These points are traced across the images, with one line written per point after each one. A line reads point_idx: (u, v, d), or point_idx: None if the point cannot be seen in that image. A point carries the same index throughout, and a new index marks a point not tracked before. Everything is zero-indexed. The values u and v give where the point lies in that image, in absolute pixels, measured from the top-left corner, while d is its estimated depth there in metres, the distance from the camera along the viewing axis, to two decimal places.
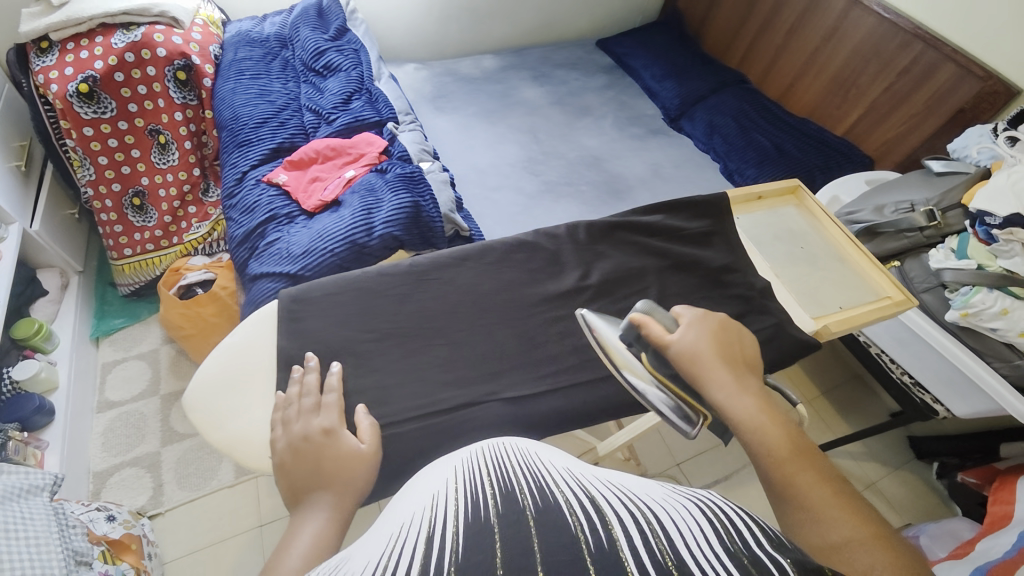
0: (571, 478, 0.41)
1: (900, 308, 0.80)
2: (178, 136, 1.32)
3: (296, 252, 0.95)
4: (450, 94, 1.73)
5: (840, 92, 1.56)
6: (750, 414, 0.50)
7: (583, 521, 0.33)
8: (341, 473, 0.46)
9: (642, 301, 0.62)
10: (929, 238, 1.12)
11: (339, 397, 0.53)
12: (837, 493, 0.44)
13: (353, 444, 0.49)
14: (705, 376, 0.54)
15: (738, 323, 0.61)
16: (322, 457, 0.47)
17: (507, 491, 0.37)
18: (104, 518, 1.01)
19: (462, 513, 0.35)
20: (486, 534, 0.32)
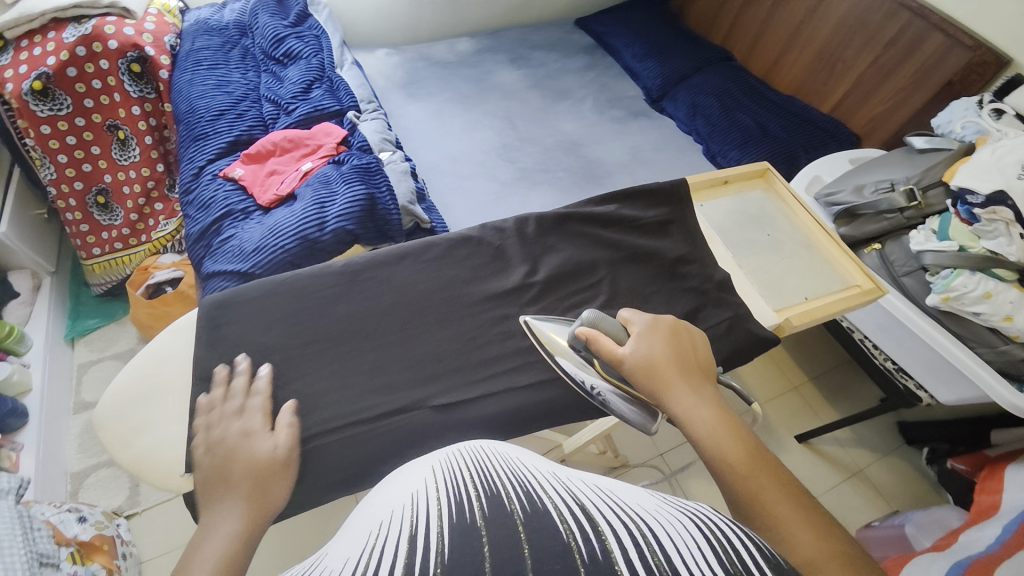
0: (559, 481, 0.39)
1: (868, 297, 0.76)
2: (137, 131, 1.29)
3: (247, 250, 0.93)
4: (423, 80, 1.67)
5: (826, 67, 1.50)
6: (709, 428, 0.46)
7: (574, 528, 0.30)
8: (254, 475, 0.45)
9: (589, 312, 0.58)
10: (909, 220, 1.07)
11: (267, 398, 0.53)
12: (802, 508, 0.39)
13: (269, 447, 0.48)
14: (661, 386, 0.51)
15: (690, 324, 0.59)
16: (233, 458, 0.46)
17: (492, 495, 0.35)
18: (75, 519, 0.99)
19: (445, 514, 0.33)
20: (472, 538, 0.30)
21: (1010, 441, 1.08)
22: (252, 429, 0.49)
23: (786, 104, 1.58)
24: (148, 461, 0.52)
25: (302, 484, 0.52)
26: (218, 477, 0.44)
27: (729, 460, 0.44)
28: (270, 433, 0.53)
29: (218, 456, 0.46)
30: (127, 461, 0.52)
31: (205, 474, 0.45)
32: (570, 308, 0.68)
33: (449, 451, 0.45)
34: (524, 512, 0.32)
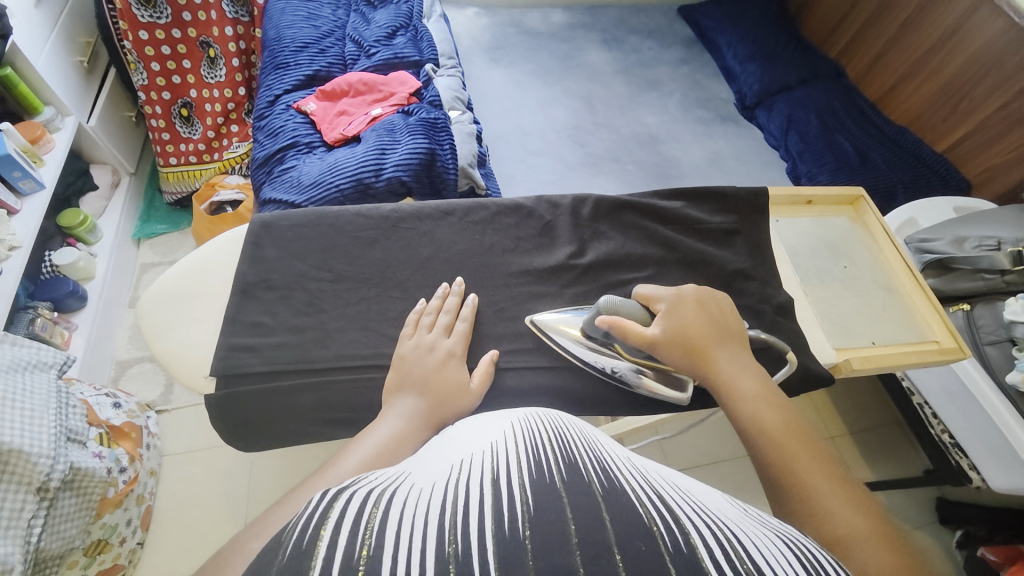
0: (637, 467, 0.38)
1: (946, 357, 0.68)
2: (227, 51, 1.34)
3: (305, 182, 0.94)
4: (510, 46, 1.63)
5: (950, 101, 1.33)
6: (747, 400, 0.49)
7: (657, 516, 0.30)
8: (445, 395, 0.51)
9: (602, 298, 0.55)
10: (1010, 285, 0.95)
11: (469, 327, 0.57)
12: (838, 483, 0.42)
13: (464, 378, 0.53)
14: (698, 356, 0.52)
15: (714, 290, 0.58)
16: (436, 374, 0.52)
17: (570, 463, 0.35)
18: (110, 404, 1.06)
19: (524, 468, 0.33)
20: (553, 497, 0.30)
21: None
22: (450, 355, 0.54)
23: (897, 135, 1.44)
24: (179, 359, 0.53)
25: (308, 415, 0.52)
26: (412, 387, 0.50)
27: (765, 432, 0.47)
28: (288, 356, 0.53)
29: (423, 366, 0.52)
30: (158, 352, 0.53)
31: (399, 374, 0.52)
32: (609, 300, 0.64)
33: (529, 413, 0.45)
34: (604, 487, 0.32)
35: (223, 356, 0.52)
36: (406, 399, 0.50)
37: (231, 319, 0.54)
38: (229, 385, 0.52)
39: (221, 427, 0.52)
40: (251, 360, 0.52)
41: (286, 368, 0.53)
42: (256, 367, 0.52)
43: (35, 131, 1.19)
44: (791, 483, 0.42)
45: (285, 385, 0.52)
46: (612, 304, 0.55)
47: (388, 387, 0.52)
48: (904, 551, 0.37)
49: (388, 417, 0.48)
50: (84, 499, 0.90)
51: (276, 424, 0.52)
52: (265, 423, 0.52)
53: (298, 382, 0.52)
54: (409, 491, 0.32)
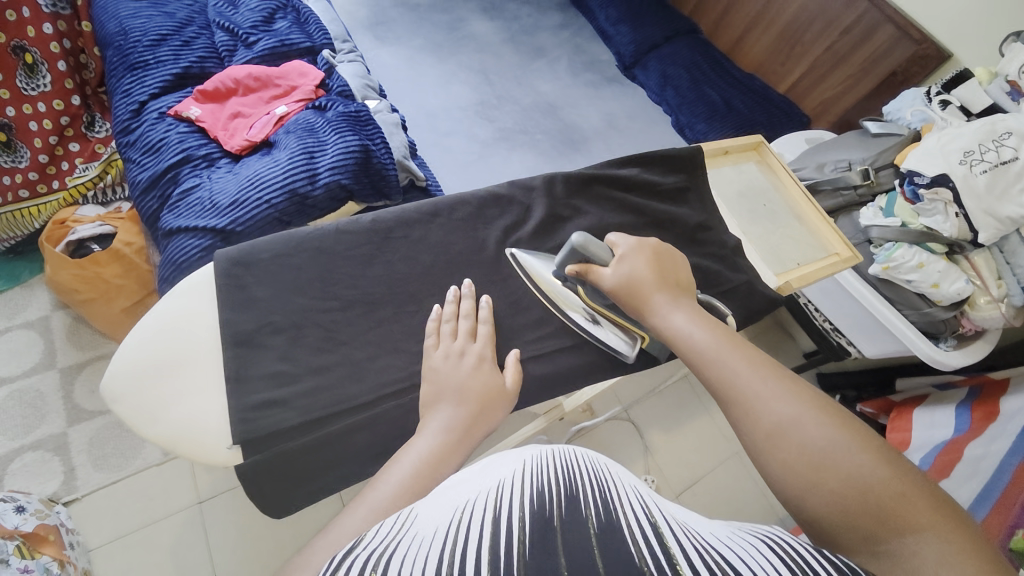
0: (639, 495, 0.38)
1: (846, 265, 0.85)
2: (49, 54, 1.07)
3: (223, 202, 0.81)
4: (392, 21, 1.53)
5: (786, 48, 1.59)
6: (679, 328, 0.52)
7: (646, 551, 0.29)
8: (487, 399, 0.49)
9: (575, 234, 0.56)
10: (861, 197, 1.19)
11: (491, 328, 0.55)
12: (767, 369, 0.47)
13: (499, 380, 0.52)
14: (640, 305, 0.55)
15: (672, 251, 0.60)
16: (472, 378, 0.50)
17: (571, 496, 0.34)
18: (12, 509, 0.84)
19: (530, 509, 0.31)
20: (550, 544, 0.28)
21: (911, 387, 1.30)
22: (482, 359, 0.52)
23: (747, 81, 1.67)
24: (185, 436, 0.46)
25: (359, 455, 0.49)
26: (448, 398, 0.48)
27: (700, 356, 0.50)
28: (321, 402, 0.48)
29: (456, 375, 0.50)
30: (155, 438, 0.46)
31: (434, 386, 0.50)
32: None
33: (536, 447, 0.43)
34: (599, 526, 0.30)
35: (242, 419, 0.46)
36: (441, 412, 0.48)
37: (237, 377, 0.47)
38: (257, 449, 0.46)
39: (255, 495, 0.46)
40: (285, 415, 0.47)
41: (326, 414, 0.48)
42: (290, 422, 0.47)
43: None
44: (736, 394, 0.46)
45: (330, 432, 0.48)
46: (584, 241, 0.56)
47: (424, 401, 0.50)
48: (844, 417, 0.42)
49: (419, 438, 0.45)
50: None
51: (316, 478, 0.48)
52: (306, 480, 0.48)
53: (340, 426, 0.48)
54: (413, 541, 0.30)
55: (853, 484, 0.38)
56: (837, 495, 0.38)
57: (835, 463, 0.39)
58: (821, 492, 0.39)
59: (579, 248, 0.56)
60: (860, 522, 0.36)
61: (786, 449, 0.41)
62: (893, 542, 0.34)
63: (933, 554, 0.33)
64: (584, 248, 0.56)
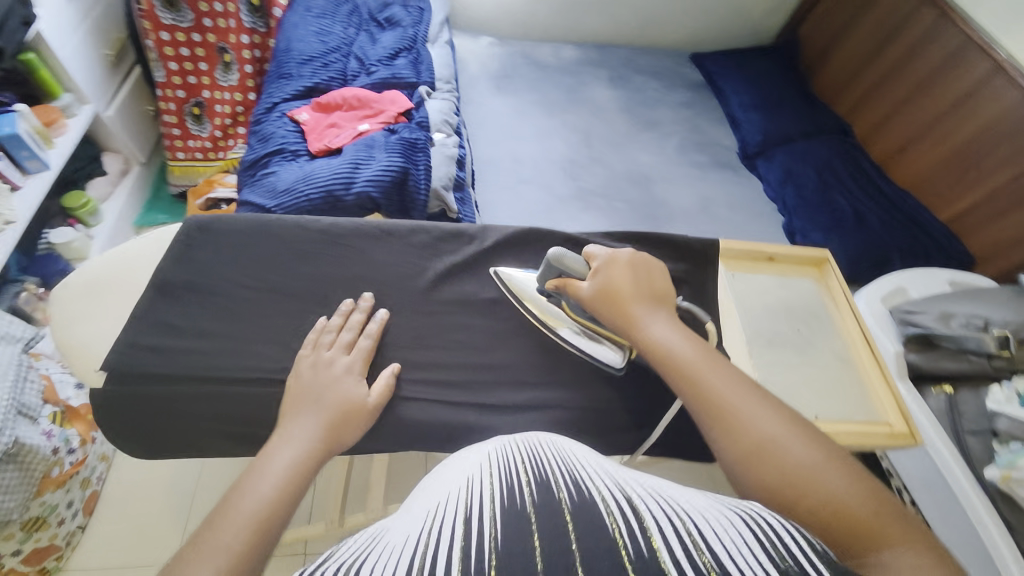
0: (608, 475, 0.42)
1: (893, 442, 0.65)
2: (241, 57, 1.38)
3: (279, 188, 0.96)
4: (516, 75, 1.62)
5: (956, 169, 1.30)
6: (665, 340, 0.54)
7: (622, 527, 0.34)
8: (342, 409, 0.51)
9: (552, 250, 0.61)
10: (995, 370, 0.91)
11: (372, 345, 0.57)
12: (747, 390, 0.50)
13: (362, 393, 0.53)
14: (621, 314, 0.56)
15: (645, 257, 0.60)
16: (331, 387, 0.52)
17: (543, 480, 0.39)
18: (72, 384, 1.10)
19: (499, 499, 0.37)
20: (524, 529, 0.33)
21: None
22: (346, 371, 0.54)
23: (898, 200, 1.39)
24: (80, 346, 0.56)
25: (200, 424, 0.53)
26: (308, 406, 0.50)
27: (685, 371, 0.52)
28: (195, 362, 0.55)
29: (319, 381, 0.52)
30: (61, 340, 0.57)
31: (293, 392, 0.52)
32: (537, 339, 0.64)
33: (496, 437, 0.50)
34: (572, 502, 0.36)
35: (125, 352, 0.54)
36: (304, 414, 0.50)
37: (139, 317, 0.56)
38: (122, 382, 0.53)
39: (104, 423, 0.52)
40: (153, 359, 0.54)
41: (193, 374, 0.54)
42: (156, 368, 0.54)
43: (50, 114, 1.29)
44: (723, 414, 0.48)
45: (187, 392, 0.53)
46: (560, 254, 0.60)
47: (291, 402, 0.51)
48: (821, 439, 0.46)
49: (289, 434, 0.48)
50: (25, 474, 0.93)
51: (158, 429, 0.53)
52: (161, 429, 0.53)
53: (199, 390, 0.54)
54: (383, 544, 0.35)
55: (833, 504, 0.40)
56: (821, 514, 0.40)
57: (816, 480, 0.42)
58: (806, 511, 0.41)
59: (556, 261, 0.61)
60: (840, 538, 0.39)
61: (771, 467, 0.44)
62: (873, 557, 0.36)
63: (909, 563, 0.35)
64: (560, 259, 0.60)
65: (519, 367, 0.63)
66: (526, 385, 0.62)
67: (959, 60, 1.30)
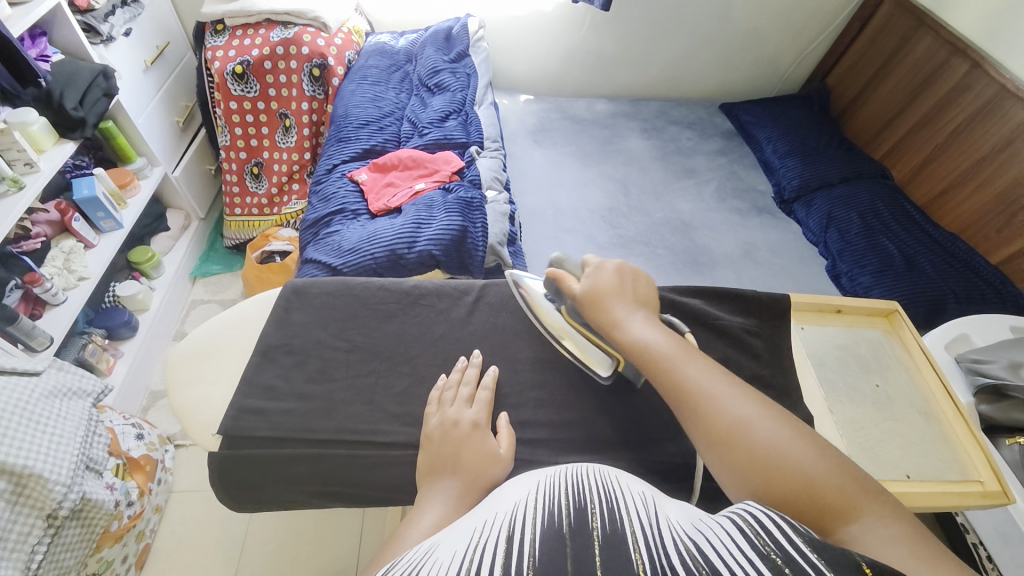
0: (643, 506, 0.43)
1: (988, 502, 0.61)
2: (300, 122, 1.49)
3: (345, 247, 1.01)
4: (553, 129, 1.70)
5: (1004, 213, 1.30)
6: (644, 330, 0.55)
7: (645, 554, 0.34)
8: (478, 466, 0.52)
9: (558, 252, 0.65)
10: None
11: (490, 396, 0.60)
12: (717, 374, 0.51)
13: (493, 445, 0.55)
14: (603, 314, 0.57)
15: (635, 266, 0.62)
16: (464, 447, 0.53)
17: (578, 509, 0.41)
18: (133, 435, 1.15)
19: (539, 526, 0.38)
20: (557, 548, 0.35)
21: None
22: (475, 425, 0.56)
23: (946, 242, 1.38)
24: (189, 410, 0.59)
25: (300, 485, 0.56)
26: (450, 469, 0.51)
27: (660, 364, 0.52)
28: (293, 423, 0.57)
29: (451, 442, 0.54)
30: (175, 404, 0.60)
31: (430, 459, 0.54)
32: (616, 397, 0.65)
33: (553, 469, 0.52)
34: (601, 532, 0.37)
35: (234, 415, 0.57)
36: (443, 482, 0.50)
37: (248, 380, 0.60)
38: (231, 445, 0.56)
39: (219, 486, 0.55)
40: (258, 423, 0.57)
41: (288, 436, 0.57)
42: (261, 432, 0.56)
43: (125, 177, 1.39)
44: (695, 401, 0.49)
45: (284, 454, 0.56)
46: (562, 259, 0.65)
47: (422, 470, 0.53)
48: (787, 416, 0.48)
49: (430, 505, 0.48)
50: (87, 530, 0.95)
51: (272, 489, 0.56)
52: (257, 487, 0.56)
53: (297, 453, 0.56)
54: (435, 560, 0.36)
55: (805, 481, 0.42)
56: (790, 495, 0.42)
57: (783, 458, 0.44)
58: (776, 491, 0.43)
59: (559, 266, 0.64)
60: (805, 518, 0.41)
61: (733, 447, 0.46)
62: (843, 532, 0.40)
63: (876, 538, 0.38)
64: (560, 264, 0.64)
65: (602, 426, 0.63)
66: (604, 445, 0.61)
67: (994, 108, 1.32)
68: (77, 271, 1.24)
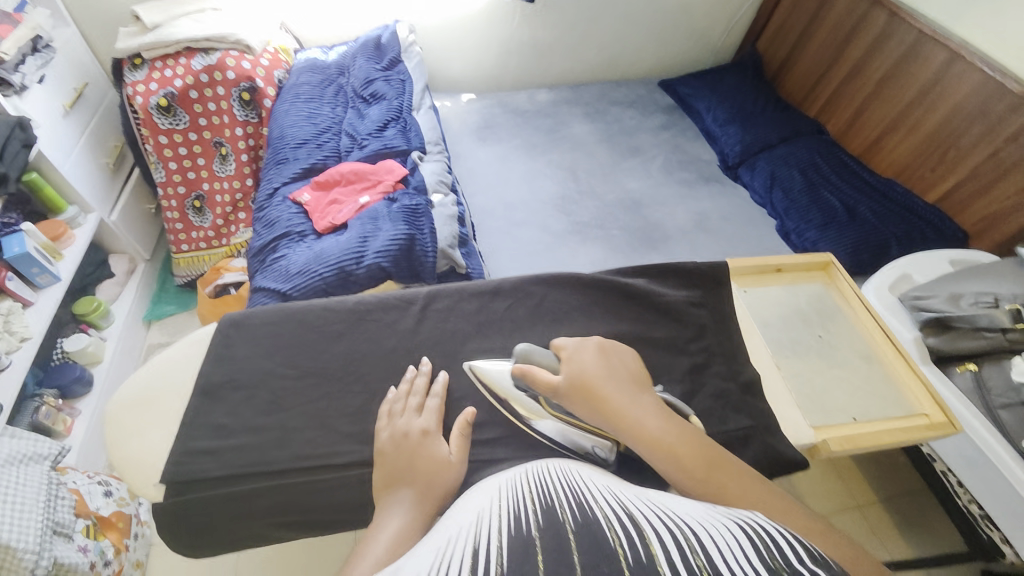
0: (615, 498, 0.43)
1: (935, 432, 0.64)
2: (236, 149, 1.45)
3: (292, 270, 0.99)
4: (497, 125, 1.70)
5: (935, 153, 1.36)
6: (654, 420, 0.52)
7: (622, 536, 0.35)
8: (433, 475, 0.52)
9: (520, 345, 0.60)
10: (1013, 343, 0.92)
11: (441, 402, 0.59)
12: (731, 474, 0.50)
13: (447, 451, 0.55)
14: (601, 403, 0.53)
15: (614, 345, 0.60)
16: (418, 456, 0.53)
17: (550, 507, 0.41)
18: (100, 493, 1.09)
19: (511, 526, 0.38)
20: (530, 547, 0.34)
21: None
22: (426, 432, 0.56)
23: (884, 188, 1.44)
24: (132, 462, 0.57)
25: (258, 520, 0.54)
26: (406, 481, 0.51)
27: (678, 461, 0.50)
28: (243, 458, 0.56)
29: (405, 453, 0.53)
30: (116, 459, 0.58)
31: (385, 473, 0.53)
32: None
33: (512, 472, 0.53)
34: (576, 523, 0.36)
35: (178, 460, 0.55)
36: (400, 492, 0.50)
37: (190, 422, 0.58)
38: (177, 492, 0.55)
39: (169, 536, 0.54)
40: (207, 463, 0.55)
41: (239, 473, 0.55)
42: (210, 472, 0.55)
43: (57, 229, 1.33)
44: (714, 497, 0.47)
45: (237, 491, 0.54)
46: (525, 351, 0.59)
47: (378, 487, 0.52)
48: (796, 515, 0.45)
49: (387, 518, 0.48)
50: None
51: (227, 528, 0.54)
52: (216, 530, 0.54)
53: (251, 488, 0.55)
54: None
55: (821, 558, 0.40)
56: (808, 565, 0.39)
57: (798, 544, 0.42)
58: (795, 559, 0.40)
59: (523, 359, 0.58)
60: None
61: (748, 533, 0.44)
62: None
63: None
64: (526, 356, 0.59)
65: None
66: None
67: (916, 53, 1.37)
68: (19, 332, 1.18)
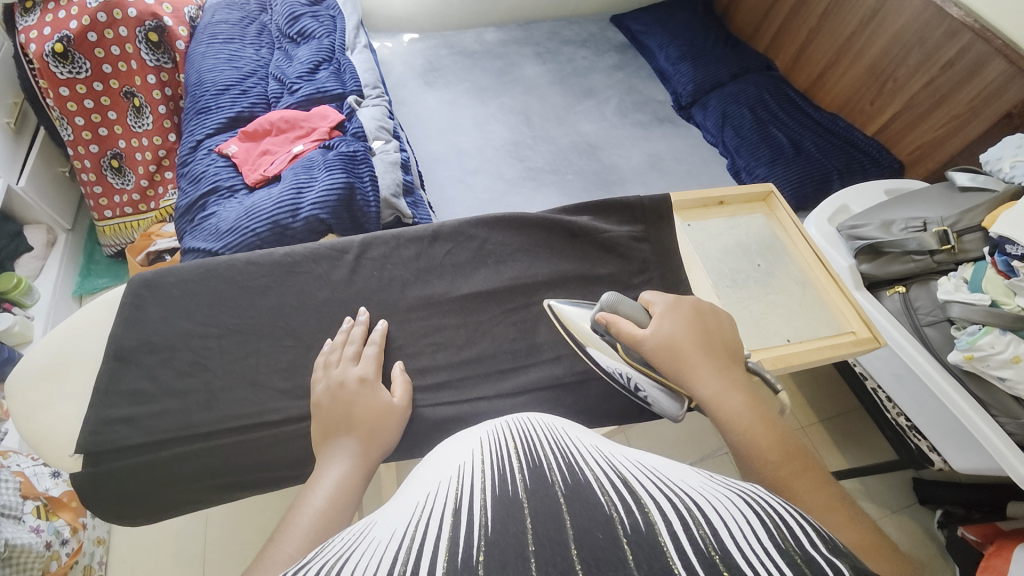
0: (606, 457, 0.35)
1: (860, 347, 0.68)
2: (151, 99, 1.30)
3: (223, 228, 0.92)
4: (443, 68, 1.59)
5: (875, 85, 1.37)
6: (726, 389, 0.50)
7: (617, 502, 0.27)
8: (373, 423, 0.51)
9: (609, 293, 0.58)
10: (939, 264, 0.97)
11: (378, 350, 0.58)
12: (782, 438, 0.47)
13: (386, 397, 0.54)
14: (685, 368, 0.51)
15: (710, 307, 0.57)
16: (355, 405, 0.52)
17: (534, 466, 0.32)
18: (48, 475, 1.04)
19: (489, 487, 0.30)
20: (514, 511, 0.27)
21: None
22: (363, 380, 0.54)
23: (828, 122, 1.47)
24: (45, 437, 0.54)
25: (193, 483, 0.53)
26: (344, 432, 0.49)
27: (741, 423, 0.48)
28: (166, 423, 0.53)
29: (340, 403, 0.51)
30: (27, 433, 0.54)
31: (322, 425, 0.51)
32: (513, 325, 0.65)
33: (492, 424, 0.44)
34: (566, 485, 0.29)
35: (96, 430, 0.52)
36: (340, 442, 0.49)
37: (104, 390, 0.54)
38: (99, 462, 0.52)
39: (96, 506, 0.51)
40: (128, 432, 0.53)
41: (167, 437, 0.53)
42: (131, 440, 0.52)
43: None
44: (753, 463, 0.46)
45: (166, 455, 0.52)
46: (614, 301, 0.57)
47: (316, 439, 0.51)
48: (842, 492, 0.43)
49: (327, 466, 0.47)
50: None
51: (161, 494, 0.52)
52: (149, 497, 0.53)
53: (181, 451, 0.53)
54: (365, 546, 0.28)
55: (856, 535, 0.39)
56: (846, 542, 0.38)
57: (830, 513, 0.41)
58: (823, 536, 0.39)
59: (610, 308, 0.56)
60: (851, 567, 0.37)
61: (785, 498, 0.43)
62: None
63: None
64: (613, 306, 0.56)
65: (505, 356, 0.63)
66: (507, 373, 0.62)
67: None
68: None
